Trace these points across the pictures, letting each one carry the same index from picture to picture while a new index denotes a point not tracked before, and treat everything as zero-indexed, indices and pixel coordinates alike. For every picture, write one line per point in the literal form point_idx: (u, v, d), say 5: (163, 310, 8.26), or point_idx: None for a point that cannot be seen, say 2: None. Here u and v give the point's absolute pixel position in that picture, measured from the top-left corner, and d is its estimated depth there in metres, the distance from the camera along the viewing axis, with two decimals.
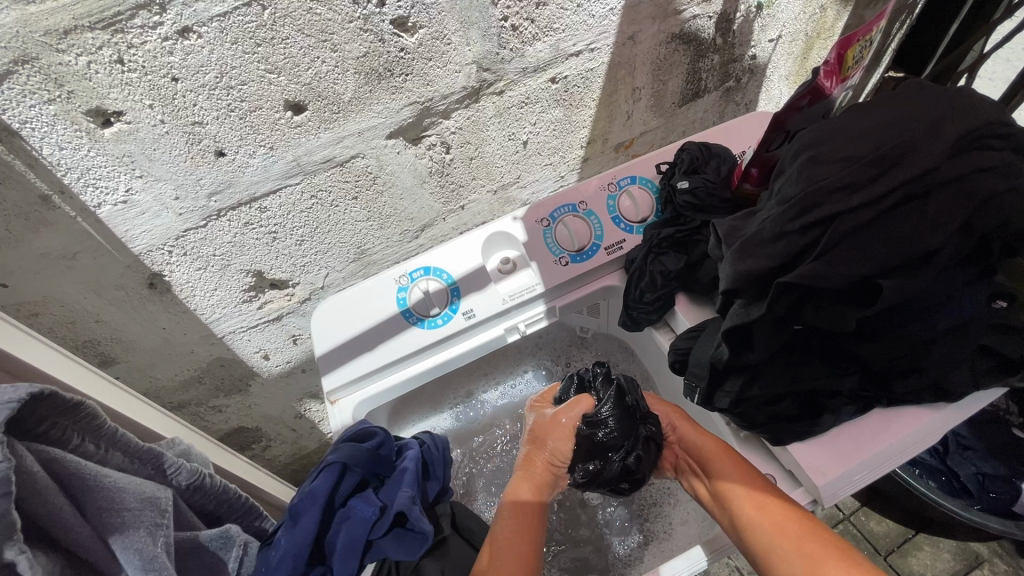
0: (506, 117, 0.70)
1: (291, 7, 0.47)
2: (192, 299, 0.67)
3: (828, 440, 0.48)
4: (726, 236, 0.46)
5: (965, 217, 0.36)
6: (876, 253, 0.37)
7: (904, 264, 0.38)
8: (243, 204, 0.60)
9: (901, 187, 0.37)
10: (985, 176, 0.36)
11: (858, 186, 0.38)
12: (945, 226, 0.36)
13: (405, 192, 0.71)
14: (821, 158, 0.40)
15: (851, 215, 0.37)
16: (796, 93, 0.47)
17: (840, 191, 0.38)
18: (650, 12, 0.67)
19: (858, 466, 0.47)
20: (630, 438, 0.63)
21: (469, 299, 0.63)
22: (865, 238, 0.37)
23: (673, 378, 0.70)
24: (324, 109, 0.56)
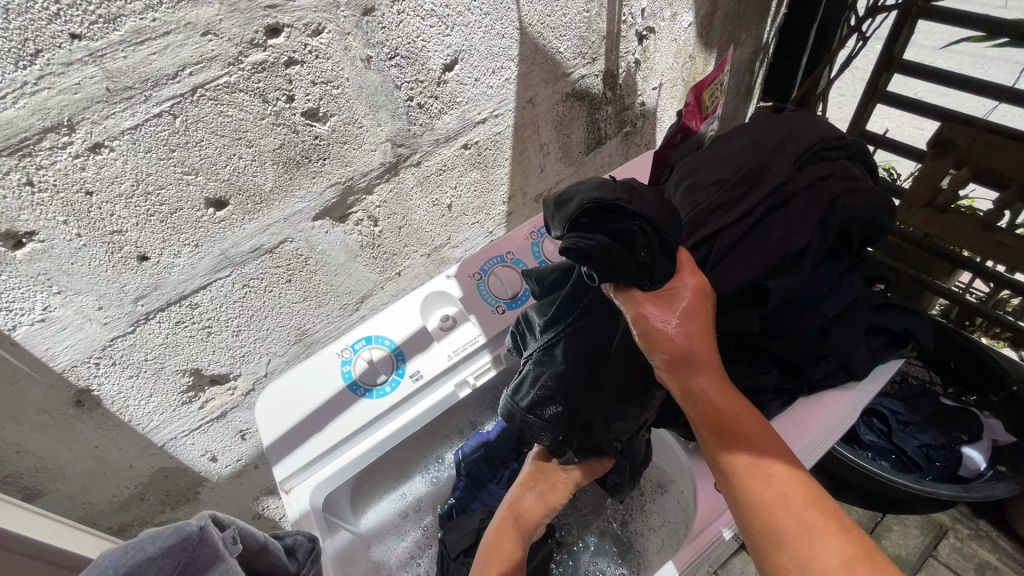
0: (427, 185, 0.74)
1: (202, 112, 0.51)
2: (126, 410, 0.64)
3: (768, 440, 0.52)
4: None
5: (821, 214, 0.43)
6: (756, 260, 0.42)
7: (783, 265, 0.43)
8: (173, 303, 0.60)
9: (763, 202, 0.43)
10: (827, 182, 0.43)
11: (730, 205, 0.44)
12: (807, 227, 0.42)
13: (340, 268, 0.73)
14: (698, 184, 0.46)
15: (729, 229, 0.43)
16: (668, 132, 0.53)
17: (717, 210, 0.44)
18: (542, 77, 0.75)
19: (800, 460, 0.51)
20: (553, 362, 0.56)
21: (415, 361, 0.63)
22: (743, 249, 0.43)
23: (671, 458, 0.73)
24: (246, 201, 0.59)
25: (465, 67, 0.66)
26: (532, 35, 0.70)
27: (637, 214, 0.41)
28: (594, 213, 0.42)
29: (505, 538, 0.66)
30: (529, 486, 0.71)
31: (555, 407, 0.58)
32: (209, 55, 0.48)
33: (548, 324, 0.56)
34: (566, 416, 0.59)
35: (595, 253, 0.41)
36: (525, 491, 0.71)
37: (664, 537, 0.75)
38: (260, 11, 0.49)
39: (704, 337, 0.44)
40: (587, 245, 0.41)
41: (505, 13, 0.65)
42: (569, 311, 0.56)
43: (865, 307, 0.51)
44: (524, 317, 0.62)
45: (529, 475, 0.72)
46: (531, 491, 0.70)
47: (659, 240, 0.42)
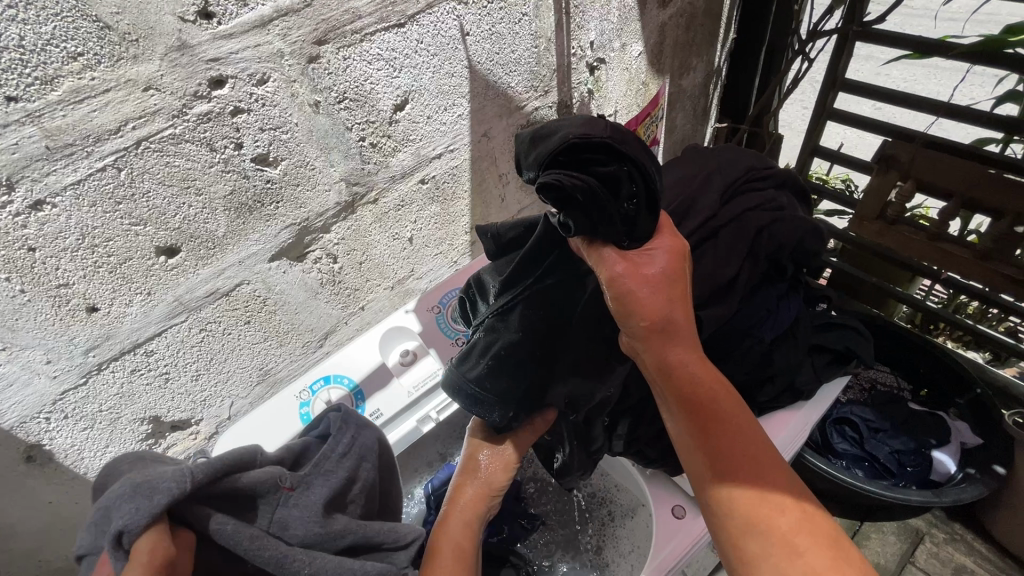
0: (386, 221, 0.75)
1: (147, 164, 0.51)
2: (81, 463, 0.63)
3: None
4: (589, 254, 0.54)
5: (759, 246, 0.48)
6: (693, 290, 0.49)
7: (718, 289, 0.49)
8: (127, 352, 0.60)
9: (695, 235, 0.49)
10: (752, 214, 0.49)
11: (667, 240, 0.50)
12: (734, 257, 0.48)
13: (300, 306, 0.73)
14: None
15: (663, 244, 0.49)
16: None
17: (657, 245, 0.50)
18: (495, 111, 0.77)
19: None
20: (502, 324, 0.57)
21: (374, 400, 0.63)
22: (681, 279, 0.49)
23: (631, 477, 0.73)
24: (199, 247, 0.59)
25: (416, 106, 0.68)
26: (481, 72, 0.72)
27: (626, 159, 0.44)
28: (577, 151, 0.44)
29: (452, 522, 0.62)
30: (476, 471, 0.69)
31: (503, 377, 0.58)
32: (152, 109, 0.49)
33: (506, 289, 0.57)
34: (513, 386, 0.59)
35: (585, 192, 0.43)
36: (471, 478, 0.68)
37: (632, 559, 0.73)
38: (201, 64, 0.49)
39: (674, 306, 0.46)
40: (580, 182, 0.43)
41: (452, 53, 0.67)
42: (529, 274, 0.57)
43: (806, 326, 0.54)
44: (477, 280, 0.63)
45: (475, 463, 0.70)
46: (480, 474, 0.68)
47: (644, 189, 0.45)
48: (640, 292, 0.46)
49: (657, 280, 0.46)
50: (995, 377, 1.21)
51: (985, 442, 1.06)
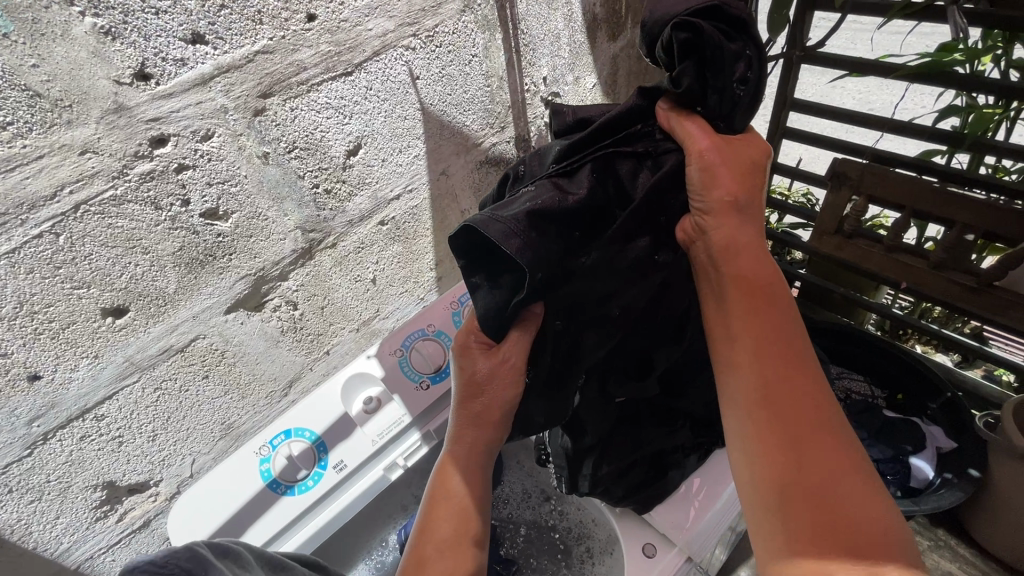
0: (346, 264, 0.74)
1: (88, 227, 0.50)
2: (30, 537, 0.60)
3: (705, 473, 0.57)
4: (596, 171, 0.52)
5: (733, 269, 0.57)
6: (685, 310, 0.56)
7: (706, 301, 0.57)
8: (75, 418, 0.57)
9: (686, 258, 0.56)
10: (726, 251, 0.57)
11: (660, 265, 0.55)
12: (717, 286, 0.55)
13: (260, 356, 0.71)
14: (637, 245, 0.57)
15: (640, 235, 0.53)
16: None
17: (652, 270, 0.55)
18: (452, 149, 0.78)
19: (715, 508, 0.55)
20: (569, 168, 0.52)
21: (337, 451, 0.62)
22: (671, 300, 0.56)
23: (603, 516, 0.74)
24: (148, 305, 0.57)
25: (370, 149, 0.68)
26: (435, 113, 0.73)
27: (751, 42, 0.49)
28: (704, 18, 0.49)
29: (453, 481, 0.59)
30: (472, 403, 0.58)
31: (546, 227, 0.49)
32: (89, 172, 0.48)
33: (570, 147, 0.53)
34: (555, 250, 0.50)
35: (730, 48, 0.48)
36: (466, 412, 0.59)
37: None
38: (141, 125, 0.49)
39: (742, 206, 0.52)
40: (733, 42, 0.48)
41: (403, 97, 0.68)
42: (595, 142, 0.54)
43: None
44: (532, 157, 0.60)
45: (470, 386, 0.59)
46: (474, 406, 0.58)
47: (757, 80, 0.50)
48: (723, 181, 0.51)
49: (739, 176, 0.51)
50: (964, 379, 1.24)
51: (958, 446, 1.07)
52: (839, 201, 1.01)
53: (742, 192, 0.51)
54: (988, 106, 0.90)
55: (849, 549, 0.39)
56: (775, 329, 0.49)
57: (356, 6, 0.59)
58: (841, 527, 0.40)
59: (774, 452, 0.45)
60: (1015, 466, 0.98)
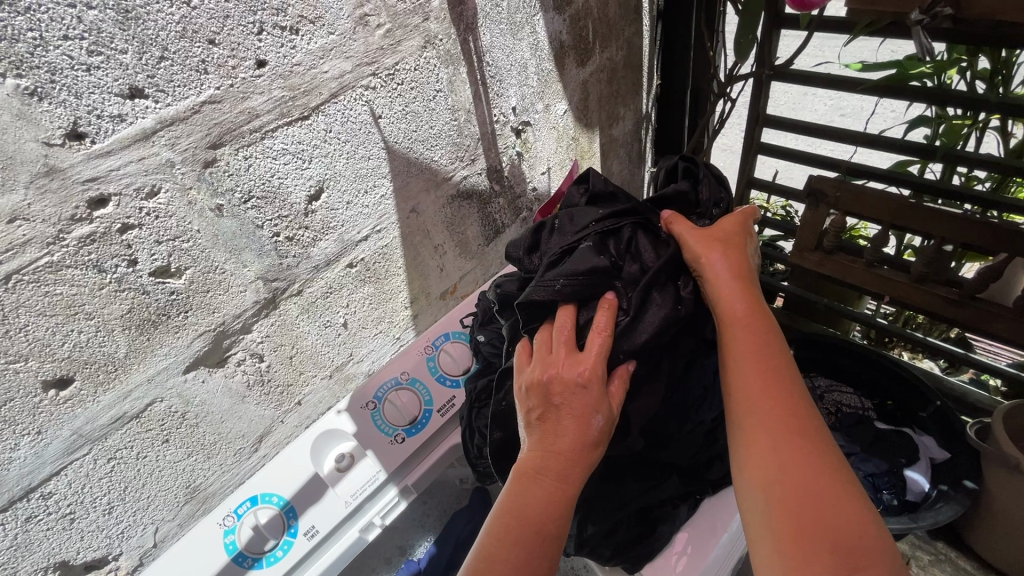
0: (314, 310, 0.71)
1: (22, 298, 0.46)
2: None
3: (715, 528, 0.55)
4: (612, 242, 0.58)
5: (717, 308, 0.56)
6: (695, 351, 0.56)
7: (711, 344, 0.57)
8: (19, 499, 0.53)
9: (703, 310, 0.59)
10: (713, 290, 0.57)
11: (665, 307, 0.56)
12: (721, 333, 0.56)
13: (226, 413, 0.68)
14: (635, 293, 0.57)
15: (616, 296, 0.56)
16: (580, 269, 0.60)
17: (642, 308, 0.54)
18: (421, 186, 0.76)
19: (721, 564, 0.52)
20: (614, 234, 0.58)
21: (308, 515, 0.58)
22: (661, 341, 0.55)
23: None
24: (96, 372, 0.54)
25: (334, 192, 0.65)
26: (400, 151, 0.70)
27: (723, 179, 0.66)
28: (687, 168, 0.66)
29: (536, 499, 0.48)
30: (568, 427, 0.50)
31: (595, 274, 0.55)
32: (20, 241, 0.44)
33: (608, 214, 0.59)
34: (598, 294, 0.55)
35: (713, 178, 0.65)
36: (561, 436, 0.50)
37: None
38: (76, 186, 0.46)
39: (732, 264, 0.56)
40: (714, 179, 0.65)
41: (366, 136, 0.66)
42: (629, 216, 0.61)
43: None
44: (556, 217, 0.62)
45: (581, 410, 0.50)
46: (578, 426, 0.50)
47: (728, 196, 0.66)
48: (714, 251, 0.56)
49: (728, 244, 0.57)
50: (955, 389, 1.22)
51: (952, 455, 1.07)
52: (816, 218, 1.00)
53: (733, 256, 0.56)
54: (957, 118, 0.92)
55: (838, 560, 0.41)
56: (777, 369, 0.51)
57: (309, 49, 0.56)
58: (833, 551, 0.41)
59: (773, 482, 0.46)
60: (1011, 477, 0.96)
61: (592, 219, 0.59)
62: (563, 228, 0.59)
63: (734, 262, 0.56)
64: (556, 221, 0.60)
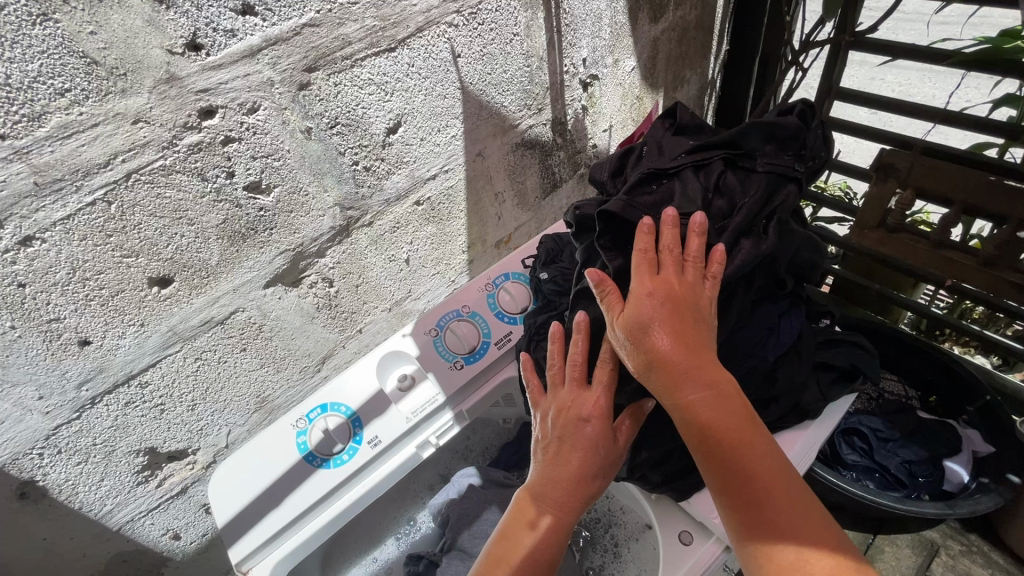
0: (382, 243, 0.74)
1: (138, 197, 0.51)
2: (76, 497, 0.63)
3: None
4: (700, 174, 0.51)
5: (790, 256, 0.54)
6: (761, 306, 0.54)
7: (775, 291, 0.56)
8: (121, 384, 0.59)
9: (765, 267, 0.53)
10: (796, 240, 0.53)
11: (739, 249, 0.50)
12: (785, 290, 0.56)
13: (297, 331, 0.72)
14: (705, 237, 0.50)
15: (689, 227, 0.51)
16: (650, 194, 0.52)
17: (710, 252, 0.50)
18: (490, 130, 0.77)
19: None
20: (703, 173, 0.51)
21: (372, 426, 0.63)
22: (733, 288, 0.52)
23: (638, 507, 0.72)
24: (192, 277, 0.58)
25: (410, 128, 0.68)
26: (474, 93, 0.72)
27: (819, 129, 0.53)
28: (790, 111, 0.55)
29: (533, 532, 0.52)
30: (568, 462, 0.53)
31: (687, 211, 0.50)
32: (141, 141, 0.48)
33: (702, 144, 0.52)
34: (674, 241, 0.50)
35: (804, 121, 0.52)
36: (562, 467, 0.53)
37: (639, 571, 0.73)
38: (190, 95, 0.49)
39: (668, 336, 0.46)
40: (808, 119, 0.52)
41: (444, 75, 0.67)
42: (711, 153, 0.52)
43: (810, 344, 0.56)
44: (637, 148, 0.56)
45: (579, 443, 0.53)
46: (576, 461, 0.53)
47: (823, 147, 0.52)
48: (656, 355, 0.47)
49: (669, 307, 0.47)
50: (1005, 382, 1.19)
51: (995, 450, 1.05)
52: (882, 194, 0.98)
53: (682, 345, 0.46)
54: None
55: None
56: (762, 481, 0.46)
57: None
58: None
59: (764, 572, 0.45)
60: None
61: (683, 148, 0.53)
62: (650, 156, 0.55)
63: (688, 361, 0.46)
64: (645, 148, 0.56)
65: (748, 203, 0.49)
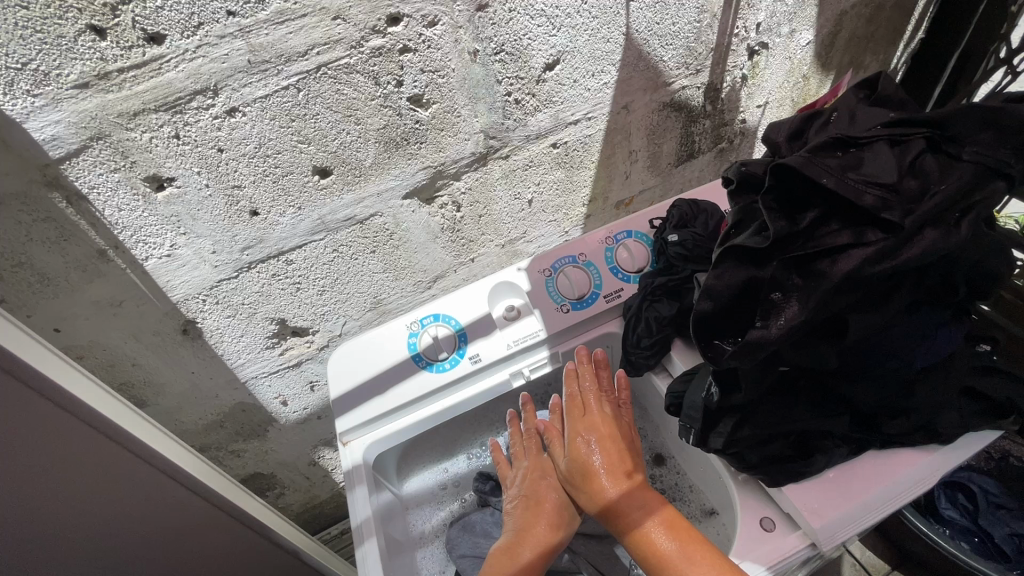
0: (512, 179, 0.76)
1: (322, 89, 0.56)
2: (221, 345, 0.73)
3: (883, 478, 0.51)
4: (895, 149, 0.43)
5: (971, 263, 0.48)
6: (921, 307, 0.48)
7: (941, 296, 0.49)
8: (273, 257, 0.67)
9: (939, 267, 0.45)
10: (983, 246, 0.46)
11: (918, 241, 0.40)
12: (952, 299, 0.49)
13: (419, 246, 0.77)
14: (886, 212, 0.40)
15: (875, 194, 0.40)
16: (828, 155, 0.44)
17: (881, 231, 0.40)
18: (641, 85, 0.75)
19: (867, 502, 0.50)
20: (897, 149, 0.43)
21: (476, 344, 0.66)
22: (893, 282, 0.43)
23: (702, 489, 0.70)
24: (347, 173, 0.64)
25: (566, 67, 0.68)
26: (637, 42, 0.70)
27: None
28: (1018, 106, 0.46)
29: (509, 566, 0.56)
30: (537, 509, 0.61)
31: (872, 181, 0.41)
32: (335, 38, 0.53)
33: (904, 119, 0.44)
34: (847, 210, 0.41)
35: None
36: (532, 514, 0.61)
37: None
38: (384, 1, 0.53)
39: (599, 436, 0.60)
40: None
41: (613, 18, 0.66)
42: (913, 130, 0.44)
43: (963, 365, 0.51)
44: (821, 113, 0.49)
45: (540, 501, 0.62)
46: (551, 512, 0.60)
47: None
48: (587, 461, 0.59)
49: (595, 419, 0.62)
50: None
51: None
52: None
53: (613, 469, 0.57)
54: None
55: None
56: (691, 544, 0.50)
57: None
58: None
59: None
60: None
61: (881, 120, 0.45)
62: (840, 122, 0.46)
63: (613, 457, 0.58)
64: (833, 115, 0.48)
65: (946, 188, 0.40)
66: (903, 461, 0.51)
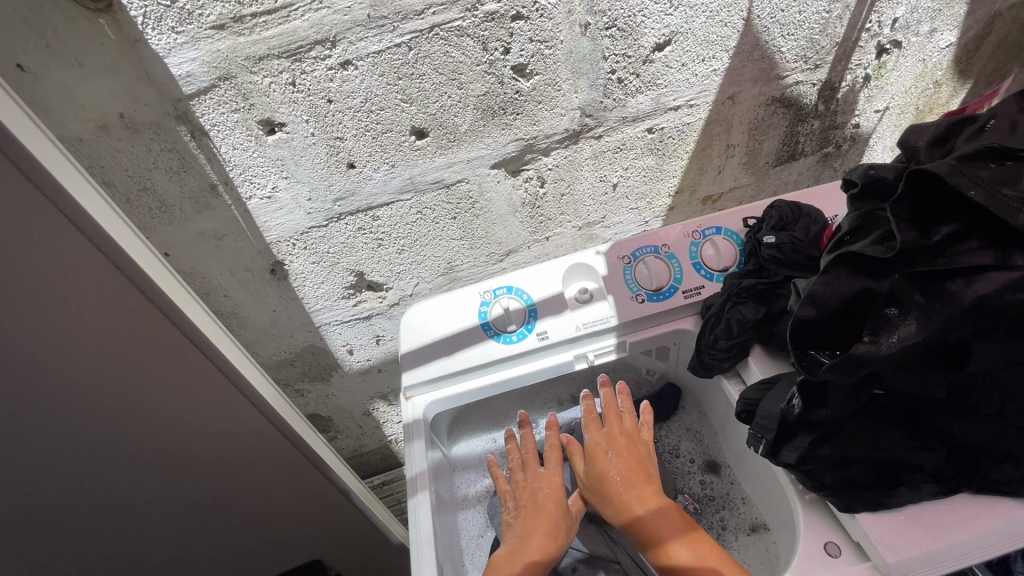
0: (601, 160, 0.75)
1: (432, 50, 0.56)
2: (303, 289, 0.77)
3: (971, 525, 0.47)
4: None
5: None
6: None
7: None
8: (361, 211, 0.69)
9: None
10: None
11: None
12: None
13: (498, 218, 0.78)
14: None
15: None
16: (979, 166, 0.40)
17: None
18: (752, 75, 0.71)
19: (948, 549, 0.46)
20: None
21: (545, 321, 0.67)
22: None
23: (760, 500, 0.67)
24: (441, 137, 0.65)
25: (676, 50, 0.65)
26: (756, 28, 0.66)
27: None
28: None
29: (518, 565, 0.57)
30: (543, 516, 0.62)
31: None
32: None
33: None
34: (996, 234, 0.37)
35: None
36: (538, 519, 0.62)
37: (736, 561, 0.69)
38: None
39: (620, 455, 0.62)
40: None
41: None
42: None
43: None
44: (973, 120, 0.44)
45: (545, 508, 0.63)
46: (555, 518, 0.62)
47: None
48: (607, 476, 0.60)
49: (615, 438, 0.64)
50: None
51: None
52: None
53: (631, 483, 0.59)
54: None
55: None
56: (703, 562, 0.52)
57: None
58: None
59: None
60: None
61: None
62: (996, 131, 0.42)
63: (631, 476, 0.60)
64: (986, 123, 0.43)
65: None
66: (999, 511, 0.47)
